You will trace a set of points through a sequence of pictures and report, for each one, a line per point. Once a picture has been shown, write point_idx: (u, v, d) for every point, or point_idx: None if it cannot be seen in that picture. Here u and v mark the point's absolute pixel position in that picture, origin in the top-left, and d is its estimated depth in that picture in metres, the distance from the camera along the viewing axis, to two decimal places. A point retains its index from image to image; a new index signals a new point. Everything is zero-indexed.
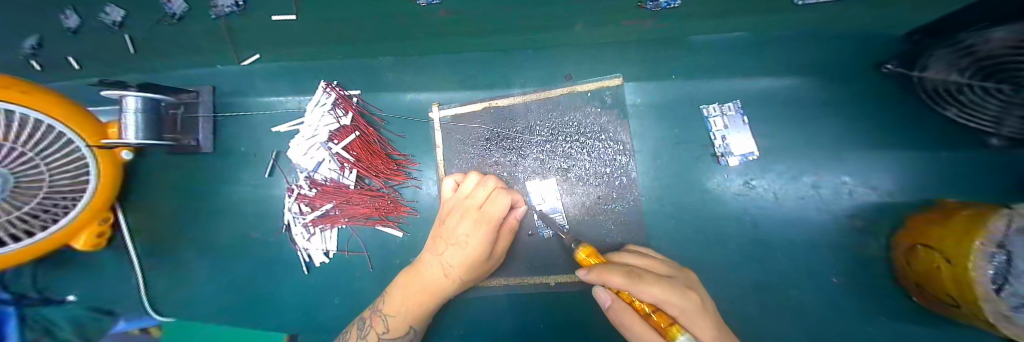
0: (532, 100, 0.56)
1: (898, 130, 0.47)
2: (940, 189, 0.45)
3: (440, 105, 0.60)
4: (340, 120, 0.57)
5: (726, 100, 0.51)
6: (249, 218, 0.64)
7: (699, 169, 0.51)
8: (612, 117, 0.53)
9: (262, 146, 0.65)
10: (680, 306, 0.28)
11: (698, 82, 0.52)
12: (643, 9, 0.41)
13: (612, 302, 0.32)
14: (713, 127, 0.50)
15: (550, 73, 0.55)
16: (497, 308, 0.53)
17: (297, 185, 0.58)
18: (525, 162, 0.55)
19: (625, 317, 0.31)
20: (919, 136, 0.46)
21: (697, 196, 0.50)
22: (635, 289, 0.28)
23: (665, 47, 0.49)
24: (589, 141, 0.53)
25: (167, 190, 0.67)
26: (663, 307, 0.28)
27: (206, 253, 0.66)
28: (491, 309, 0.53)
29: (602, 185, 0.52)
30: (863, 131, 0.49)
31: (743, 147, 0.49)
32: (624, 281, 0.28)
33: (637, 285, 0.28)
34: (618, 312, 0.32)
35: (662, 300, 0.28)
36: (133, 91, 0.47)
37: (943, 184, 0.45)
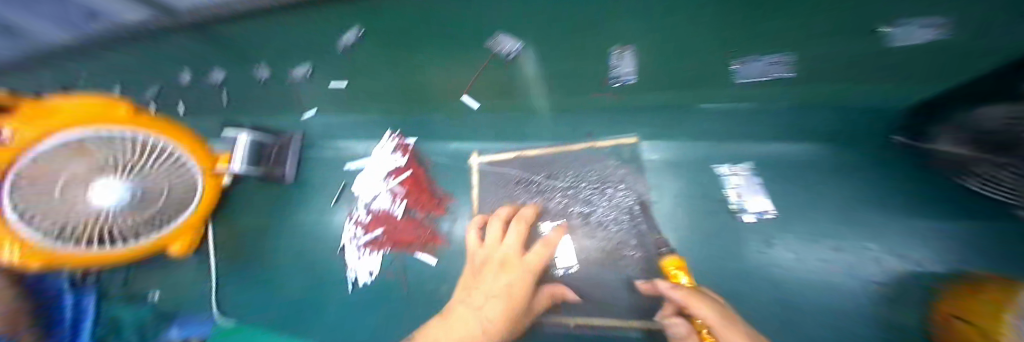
0: (559, 152, 0.64)
1: (914, 197, 0.49)
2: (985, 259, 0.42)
3: (480, 152, 0.71)
4: (400, 160, 0.74)
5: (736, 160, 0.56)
6: (309, 237, 0.76)
7: (716, 222, 0.54)
8: (628, 169, 0.60)
9: (331, 179, 0.79)
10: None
11: (705, 142, 0.59)
12: (609, 84, 0.64)
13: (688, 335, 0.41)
14: (726, 185, 0.55)
15: (575, 131, 0.65)
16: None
17: (357, 212, 0.71)
18: (550, 205, 0.62)
19: None
20: (928, 202, 0.48)
21: (715, 249, 0.52)
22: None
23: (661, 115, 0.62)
24: (609, 189, 0.60)
25: (251, 211, 0.82)
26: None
27: (269, 266, 0.77)
28: None
29: (619, 230, 0.57)
30: (881, 195, 0.50)
31: (758, 204, 0.52)
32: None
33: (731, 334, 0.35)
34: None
35: None
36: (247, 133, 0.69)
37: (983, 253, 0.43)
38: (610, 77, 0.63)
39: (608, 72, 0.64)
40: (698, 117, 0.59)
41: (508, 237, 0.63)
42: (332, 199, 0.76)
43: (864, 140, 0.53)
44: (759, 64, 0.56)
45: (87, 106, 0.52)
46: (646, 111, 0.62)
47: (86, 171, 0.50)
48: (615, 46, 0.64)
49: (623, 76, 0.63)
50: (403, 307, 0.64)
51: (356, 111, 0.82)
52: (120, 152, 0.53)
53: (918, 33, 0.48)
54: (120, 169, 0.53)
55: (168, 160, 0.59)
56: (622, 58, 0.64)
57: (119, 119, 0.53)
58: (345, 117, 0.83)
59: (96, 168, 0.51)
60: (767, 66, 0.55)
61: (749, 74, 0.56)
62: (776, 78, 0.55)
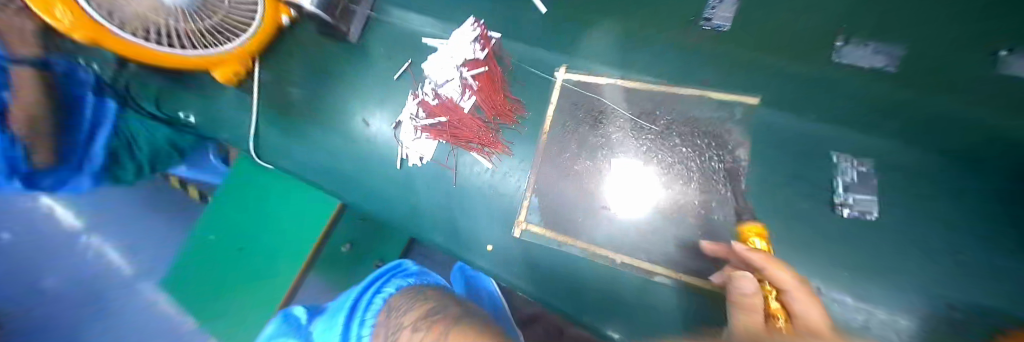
0: (658, 92, 0.58)
1: None
2: None
3: (567, 69, 0.63)
4: (477, 52, 0.65)
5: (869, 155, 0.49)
6: (358, 105, 0.71)
7: (818, 211, 0.48)
8: (735, 132, 0.53)
9: (396, 51, 0.72)
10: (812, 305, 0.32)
11: (839, 127, 0.50)
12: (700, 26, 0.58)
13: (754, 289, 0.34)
14: (840, 177, 0.49)
15: (685, 76, 0.58)
16: (554, 260, 0.56)
17: (421, 92, 0.65)
18: (631, 145, 0.57)
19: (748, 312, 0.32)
20: None
21: (803, 236, 0.48)
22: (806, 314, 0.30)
23: (795, 85, 0.53)
24: (702, 145, 0.54)
25: (303, 60, 0.76)
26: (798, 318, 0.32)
27: (314, 122, 0.73)
28: (549, 260, 0.57)
29: (702, 190, 0.52)
30: None
31: (869, 206, 0.47)
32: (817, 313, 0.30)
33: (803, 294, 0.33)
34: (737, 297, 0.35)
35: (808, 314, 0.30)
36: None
37: None
38: (699, 18, 0.57)
39: (696, 11, 0.58)
40: (841, 98, 0.51)
41: (573, 163, 0.59)
42: (395, 73, 0.70)
43: None
44: (861, 51, 0.50)
45: None
46: (779, 75, 0.53)
47: None
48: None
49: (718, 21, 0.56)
50: (444, 198, 0.63)
51: None
52: None
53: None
54: None
55: None
56: (722, 1, 0.56)
57: None
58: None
59: None
60: (873, 53, 0.50)
61: (851, 56, 0.50)
62: (874, 68, 0.49)
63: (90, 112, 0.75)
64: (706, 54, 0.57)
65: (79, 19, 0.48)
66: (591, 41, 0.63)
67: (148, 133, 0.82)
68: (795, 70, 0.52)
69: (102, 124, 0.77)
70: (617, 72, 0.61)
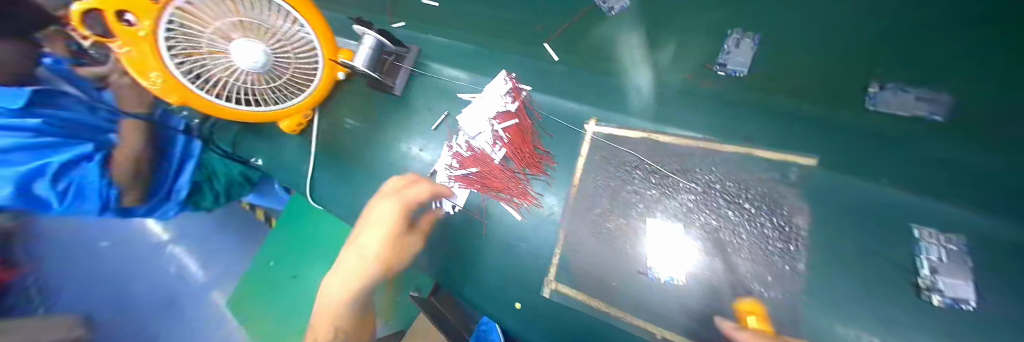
0: (700, 148, 0.54)
1: None
2: None
3: (598, 122, 0.63)
4: (508, 104, 0.67)
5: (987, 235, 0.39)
6: (398, 153, 0.77)
7: (908, 301, 0.40)
8: (792, 196, 0.47)
9: (435, 103, 0.77)
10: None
11: (915, 193, 0.44)
12: (715, 70, 0.60)
13: None
14: (924, 255, 0.40)
15: (727, 131, 0.55)
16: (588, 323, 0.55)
17: (455, 143, 0.69)
18: (669, 203, 0.54)
19: None
20: None
21: (891, 329, 0.40)
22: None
23: (856, 145, 0.49)
24: (753, 209, 0.49)
25: (352, 110, 0.84)
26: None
27: (359, 168, 0.80)
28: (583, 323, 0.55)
29: (755, 261, 0.47)
30: None
31: (960, 292, 0.38)
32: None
33: None
34: None
35: None
36: (374, 31, 0.67)
37: None
38: (711, 62, 0.59)
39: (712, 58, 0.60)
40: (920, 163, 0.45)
41: (605, 219, 0.57)
42: (432, 124, 0.75)
43: None
44: (895, 95, 0.48)
45: None
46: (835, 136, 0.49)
47: (226, 28, 0.53)
48: (735, 30, 0.59)
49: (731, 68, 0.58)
50: (476, 250, 0.65)
51: (473, 43, 0.76)
52: (258, 16, 0.54)
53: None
54: (260, 34, 0.56)
55: (292, 32, 0.59)
56: (738, 46, 0.58)
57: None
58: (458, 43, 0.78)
59: (237, 25, 0.53)
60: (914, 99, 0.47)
61: (885, 102, 0.48)
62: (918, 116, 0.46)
63: (179, 149, 0.88)
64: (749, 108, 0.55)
65: (164, 77, 0.56)
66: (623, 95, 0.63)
67: (224, 168, 0.93)
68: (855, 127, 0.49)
69: (189, 157, 0.90)
70: (650, 125, 0.59)
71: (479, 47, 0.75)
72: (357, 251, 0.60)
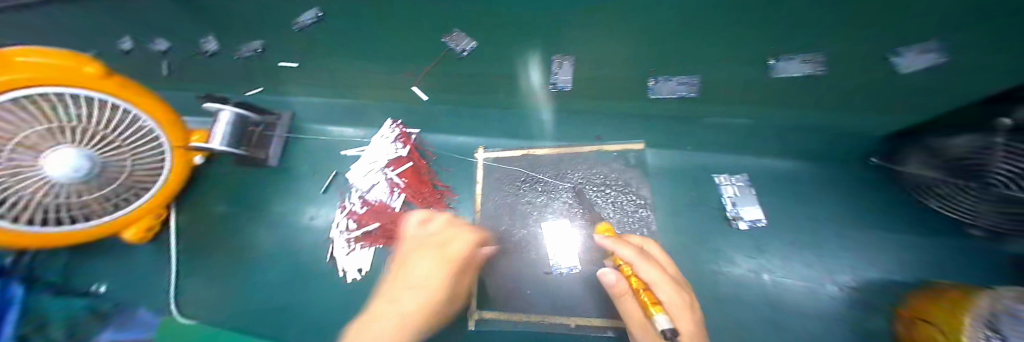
0: (565, 153, 0.65)
1: (880, 214, 0.55)
2: (926, 268, 0.50)
3: (485, 148, 0.68)
4: (400, 150, 0.65)
5: (720, 170, 0.61)
6: (291, 227, 0.70)
7: (710, 230, 0.57)
8: (633, 176, 0.62)
9: (320, 165, 0.74)
10: (671, 295, 0.31)
11: (696, 155, 0.63)
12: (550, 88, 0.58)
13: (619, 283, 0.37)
14: (724, 194, 0.58)
15: (584, 134, 0.65)
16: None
17: (349, 202, 0.66)
18: (555, 205, 0.62)
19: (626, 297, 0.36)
20: (898, 221, 0.54)
21: (710, 255, 0.55)
22: (637, 261, 0.34)
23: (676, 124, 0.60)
24: (612, 192, 0.61)
25: (226, 194, 0.75)
26: (655, 287, 0.32)
27: (238, 258, 0.68)
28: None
29: (625, 233, 0.58)
30: (853, 211, 0.56)
31: (752, 213, 0.56)
32: (631, 252, 0.35)
33: (643, 262, 0.34)
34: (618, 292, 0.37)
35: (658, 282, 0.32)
36: (230, 107, 0.61)
37: (925, 262, 0.51)
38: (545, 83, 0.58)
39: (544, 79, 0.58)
40: (709, 132, 0.60)
41: (509, 235, 0.62)
42: (320, 188, 0.71)
43: (850, 160, 0.58)
44: (669, 82, 0.54)
45: (47, 58, 0.37)
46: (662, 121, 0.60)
47: (32, 139, 0.38)
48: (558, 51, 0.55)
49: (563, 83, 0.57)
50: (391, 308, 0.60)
51: (340, 97, 0.71)
52: (78, 119, 0.40)
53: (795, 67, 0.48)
54: (86, 138, 0.42)
55: (133, 130, 0.47)
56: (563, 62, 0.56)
57: (84, 81, 0.39)
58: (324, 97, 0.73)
59: (48, 133, 0.39)
60: (685, 85, 0.54)
61: (662, 89, 0.55)
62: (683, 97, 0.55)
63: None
64: (608, 111, 0.61)
65: None
66: (503, 119, 0.65)
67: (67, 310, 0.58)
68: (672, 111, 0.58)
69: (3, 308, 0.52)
70: (527, 142, 0.68)
71: (349, 102, 0.71)
72: (404, 283, 0.37)
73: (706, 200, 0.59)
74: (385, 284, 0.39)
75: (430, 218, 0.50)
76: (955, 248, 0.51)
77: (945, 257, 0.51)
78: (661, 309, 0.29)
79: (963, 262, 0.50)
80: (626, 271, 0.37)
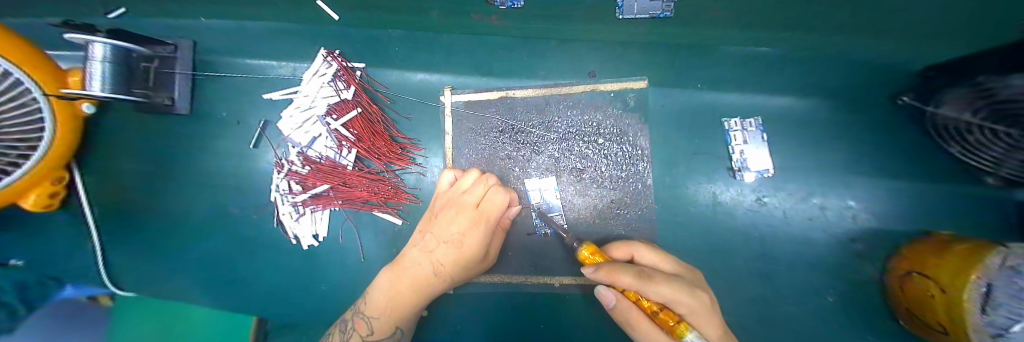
0: (552, 94, 0.53)
1: (895, 159, 0.50)
2: (923, 215, 0.48)
3: (452, 89, 0.55)
4: (341, 93, 0.51)
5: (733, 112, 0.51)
6: (229, 189, 0.60)
7: (712, 183, 0.51)
8: (631, 121, 0.52)
9: (249, 114, 0.60)
10: (690, 306, 0.28)
11: (710, 94, 0.51)
12: (490, 5, 0.42)
13: (617, 301, 0.32)
14: (733, 142, 0.50)
15: (574, 68, 0.52)
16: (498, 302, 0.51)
17: (288, 159, 0.52)
18: (540, 158, 0.53)
19: (633, 318, 0.30)
20: (911, 166, 0.49)
21: (706, 210, 0.50)
22: (643, 289, 0.29)
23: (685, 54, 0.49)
24: (605, 142, 0.52)
25: (131, 153, 0.60)
26: (671, 306, 0.28)
27: (180, 224, 0.60)
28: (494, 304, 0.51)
29: (618, 189, 0.51)
30: (867, 157, 0.50)
31: (760, 164, 0.49)
32: (632, 281, 0.29)
33: (647, 283, 0.28)
34: (622, 310, 0.32)
35: (672, 299, 0.28)
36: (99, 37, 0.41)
37: (924, 209, 0.48)
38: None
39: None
40: (724, 63, 0.49)
41: None
42: (252, 143, 0.59)
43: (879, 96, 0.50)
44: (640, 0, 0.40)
45: None
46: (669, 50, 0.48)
47: None
48: None
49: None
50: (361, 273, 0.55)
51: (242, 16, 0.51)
52: None
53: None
54: None
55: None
56: None
57: None
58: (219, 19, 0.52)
59: None
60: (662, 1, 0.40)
61: (631, 9, 0.41)
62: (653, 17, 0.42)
63: None
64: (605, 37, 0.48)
65: None
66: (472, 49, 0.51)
67: None
68: (684, 38, 0.46)
69: None
70: (504, 81, 0.54)
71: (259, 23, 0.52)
72: (439, 237, 0.45)
73: (712, 149, 0.51)
74: (420, 235, 0.47)
75: (462, 175, 0.49)
76: (962, 193, 0.47)
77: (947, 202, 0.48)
78: (689, 327, 0.28)
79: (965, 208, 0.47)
80: (631, 295, 0.32)
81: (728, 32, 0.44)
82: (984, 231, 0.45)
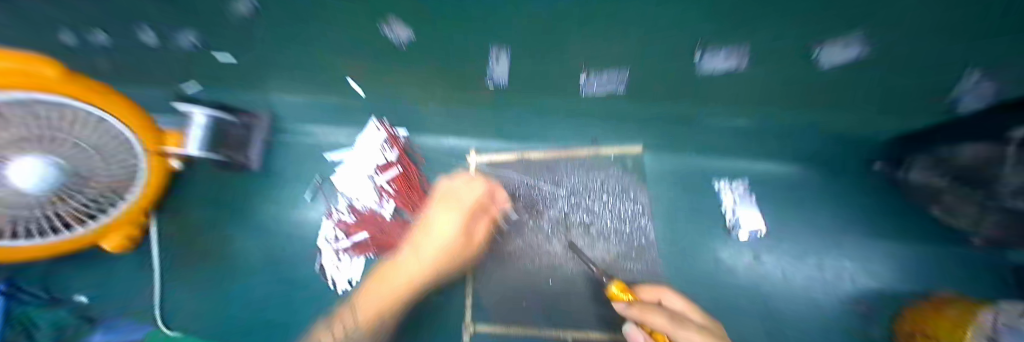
0: (562, 156, 0.62)
1: (882, 220, 0.54)
2: (919, 275, 0.50)
3: (478, 151, 0.65)
4: (388, 156, 0.63)
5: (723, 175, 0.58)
6: (281, 234, 0.69)
7: (710, 237, 0.56)
8: (632, 181, 0.60)
9: (307, 169, 0.72)
10: None
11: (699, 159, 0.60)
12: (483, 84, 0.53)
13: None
14: (722, 202, 0.57)
15: (581, 136, 0.62)
16: None
17: (337, 210, 0.62)
18: (553, 211, 0.60)
19: None
20: (897, 227, 0.53)
21: (709, 264, 0.54)
22: (675, 331, 0.34)
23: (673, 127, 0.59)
24: (611, 198, 0.59)
25: (202, 201, 0.70)
26: None
27: (230, 266, 0.67)
28: None
29: (624, 242, 0.57)
30: (854, 217, 0.55)
31: (751, 221, 0.55)
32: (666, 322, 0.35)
33: (677, 329, 0.34)
34: None
35: None
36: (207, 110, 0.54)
37: (920, 270, 0.51)
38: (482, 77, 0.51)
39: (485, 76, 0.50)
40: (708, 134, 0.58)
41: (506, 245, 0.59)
42: (307, 195, 0.70)
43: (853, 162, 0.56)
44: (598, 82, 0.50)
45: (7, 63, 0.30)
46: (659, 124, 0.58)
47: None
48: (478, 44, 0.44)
49: (397, 28, 0.40)
50: None
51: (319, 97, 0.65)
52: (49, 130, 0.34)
53: (842, 54, 0.37)
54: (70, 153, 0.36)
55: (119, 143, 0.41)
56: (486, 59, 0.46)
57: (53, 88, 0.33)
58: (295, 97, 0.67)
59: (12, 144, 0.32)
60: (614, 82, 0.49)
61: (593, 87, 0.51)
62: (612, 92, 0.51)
63: None
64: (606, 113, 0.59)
65: None
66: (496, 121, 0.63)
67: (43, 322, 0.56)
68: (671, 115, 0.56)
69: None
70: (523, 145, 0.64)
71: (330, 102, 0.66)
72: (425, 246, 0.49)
73: (706, 207, 0.57)
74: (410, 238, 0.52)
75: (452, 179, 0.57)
76: (950, 255, 0.51)
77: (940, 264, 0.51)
78: None
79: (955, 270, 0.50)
80: None
81: (707, 112, 0.54)
82: (979, 289, 0.47)
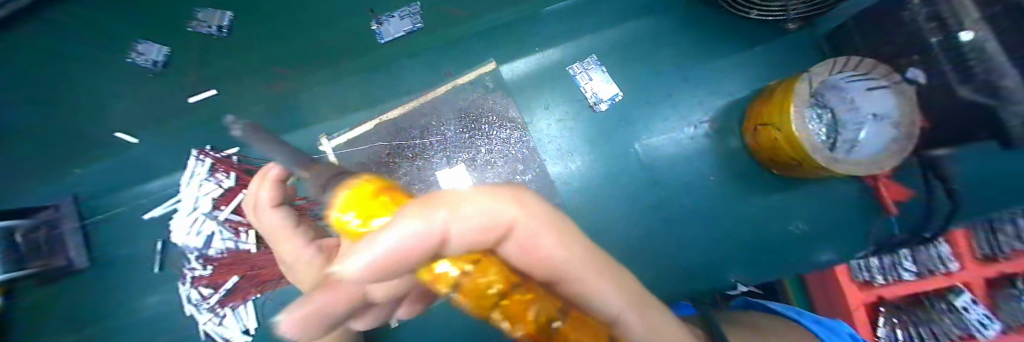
0: (420, 103, 0.56)
1: (724, 39, 0.55)
2: (756, 76, 0.54)
3: (328, 135, 0.54)
4: (223, 182, 0.53)
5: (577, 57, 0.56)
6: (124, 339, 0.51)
7: (585, 124, 0.55)
8: (498, 99, 0.55)
9: (122, 248, 0.53)
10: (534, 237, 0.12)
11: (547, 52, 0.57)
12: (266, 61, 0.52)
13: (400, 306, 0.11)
14: (582, 83, 0.55)
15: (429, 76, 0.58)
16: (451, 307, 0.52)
17: (190, 267, 0.52)
18: (435, 163, 0.54)
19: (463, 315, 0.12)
20: (736, 41, 0.55)
21: (590, 148, 0.55)
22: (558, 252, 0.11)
23: (508, 30, 0.56)
24: (483, 125, 0.55)
25: None
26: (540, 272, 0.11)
27: None
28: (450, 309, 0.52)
29: (509, 161, 0.54)
30: (700, 48, 0.56)
31: (609, 91, 0.55)
32: (479, 217, 0.09)
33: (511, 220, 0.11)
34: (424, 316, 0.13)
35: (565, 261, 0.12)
36: None
37: (756, 72, 0.54)
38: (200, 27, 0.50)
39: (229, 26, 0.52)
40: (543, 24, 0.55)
41: None
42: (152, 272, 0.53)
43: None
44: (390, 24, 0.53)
45: None
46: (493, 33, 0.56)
47: None
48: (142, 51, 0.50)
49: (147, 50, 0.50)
50: None
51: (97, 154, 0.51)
52: None
53: None
54: None
55: None
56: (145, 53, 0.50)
57: None
58: (94, 160, 0.52)
59: None
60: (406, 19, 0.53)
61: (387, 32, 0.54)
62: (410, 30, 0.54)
63: None
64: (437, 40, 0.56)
65: None
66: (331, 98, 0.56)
67: None
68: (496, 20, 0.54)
69: None
70: (374, 109, 0.57)
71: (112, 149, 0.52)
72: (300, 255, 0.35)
73: (569, 95, 0.56)
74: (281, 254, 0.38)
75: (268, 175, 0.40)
76: (775, 47, 0.54)
77: (771, 58, 0.54)
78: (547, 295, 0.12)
79: (781, 59, 0.54)
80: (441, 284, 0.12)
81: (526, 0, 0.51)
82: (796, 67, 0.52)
